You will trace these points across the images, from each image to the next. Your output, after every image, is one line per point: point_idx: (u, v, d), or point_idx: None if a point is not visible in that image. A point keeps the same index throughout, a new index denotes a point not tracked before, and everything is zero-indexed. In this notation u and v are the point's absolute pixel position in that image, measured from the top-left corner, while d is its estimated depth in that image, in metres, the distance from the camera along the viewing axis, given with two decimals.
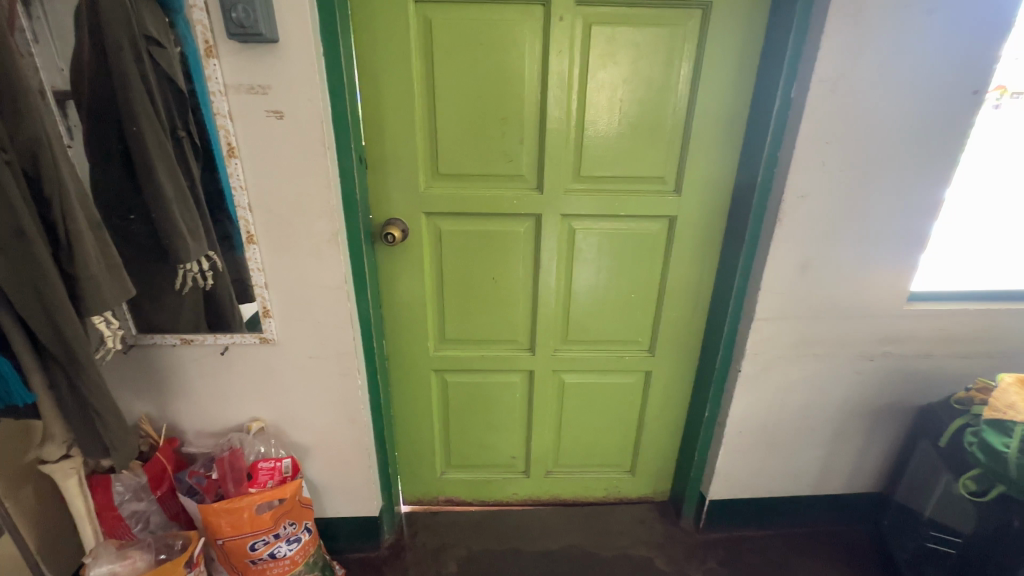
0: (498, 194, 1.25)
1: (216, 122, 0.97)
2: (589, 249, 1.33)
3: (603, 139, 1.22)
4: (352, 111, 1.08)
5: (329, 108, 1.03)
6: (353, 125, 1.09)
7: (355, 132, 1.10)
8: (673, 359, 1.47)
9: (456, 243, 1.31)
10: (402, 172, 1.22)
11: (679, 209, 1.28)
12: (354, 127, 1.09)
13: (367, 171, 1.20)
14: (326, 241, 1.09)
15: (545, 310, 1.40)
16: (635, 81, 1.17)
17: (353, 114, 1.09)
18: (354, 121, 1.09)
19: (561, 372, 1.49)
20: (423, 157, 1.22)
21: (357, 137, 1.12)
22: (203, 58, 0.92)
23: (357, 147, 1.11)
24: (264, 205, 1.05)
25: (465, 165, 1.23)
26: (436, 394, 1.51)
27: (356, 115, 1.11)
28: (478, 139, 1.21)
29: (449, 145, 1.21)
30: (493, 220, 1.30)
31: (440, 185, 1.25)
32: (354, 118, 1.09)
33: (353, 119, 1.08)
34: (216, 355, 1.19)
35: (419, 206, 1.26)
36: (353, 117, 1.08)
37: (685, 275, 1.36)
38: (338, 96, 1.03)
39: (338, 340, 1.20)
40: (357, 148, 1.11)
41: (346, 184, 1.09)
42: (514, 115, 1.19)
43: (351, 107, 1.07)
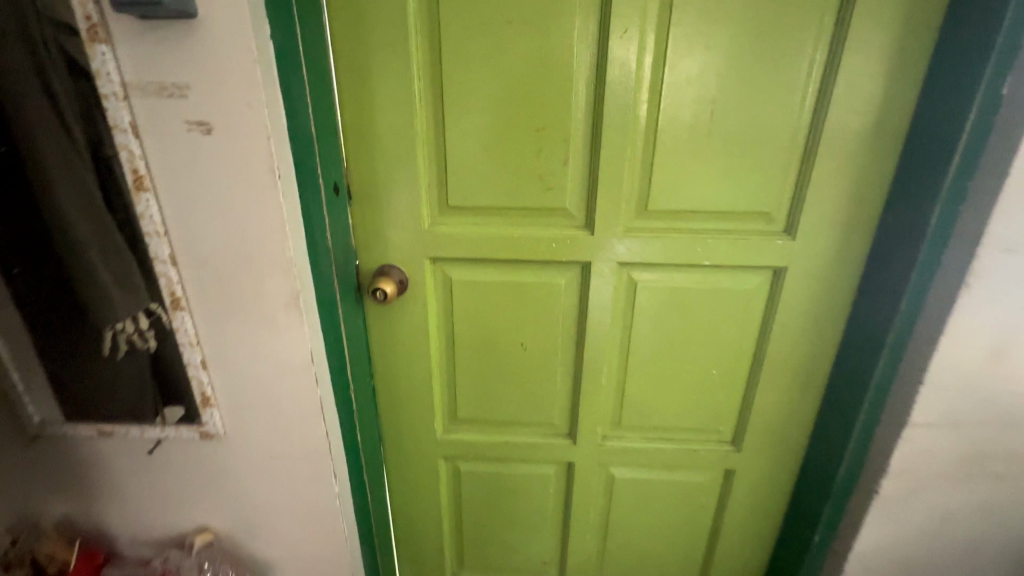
0: (529, 235, 0.90)
1: (114, 140, 0.66)
2: (656, 308, 0.96)
3: (683, 159, 0.85)
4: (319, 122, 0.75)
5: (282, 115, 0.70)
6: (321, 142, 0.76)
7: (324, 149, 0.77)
8: (768, 455, 1.07)
9: (474, 298, 0.97)
10: (398, 204, 0.88)
11: (791, 258, 0.89)
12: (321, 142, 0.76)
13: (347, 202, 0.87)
14: (283, 307, 0.77)
15: (592, 387, 1.03)
16: (737, 75, 0.79)
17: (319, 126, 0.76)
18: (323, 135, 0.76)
19: (610, 464, 1.12)
20: (425, 185, 0.88)
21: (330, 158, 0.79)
22: (86, 44, 0.61)
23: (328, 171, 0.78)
24: (194, 257, 0.73)
25: (484, 198, 0.88)
26: (445, 485, 1.16)
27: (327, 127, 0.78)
28: (502, 159, 0.86)
29: (461, 168, 0.87)
30: (523, 269, 0.94)
31: (449, 221, 0.91)
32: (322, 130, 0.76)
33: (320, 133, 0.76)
34: (145, 451, 0.88)
35: (421, 249, 0.92)
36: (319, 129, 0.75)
37: (793, 346, 0.96)
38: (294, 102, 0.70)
39: (307, 436, 0.87)
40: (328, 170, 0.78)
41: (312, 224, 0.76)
42: (554, 126, 0.83)
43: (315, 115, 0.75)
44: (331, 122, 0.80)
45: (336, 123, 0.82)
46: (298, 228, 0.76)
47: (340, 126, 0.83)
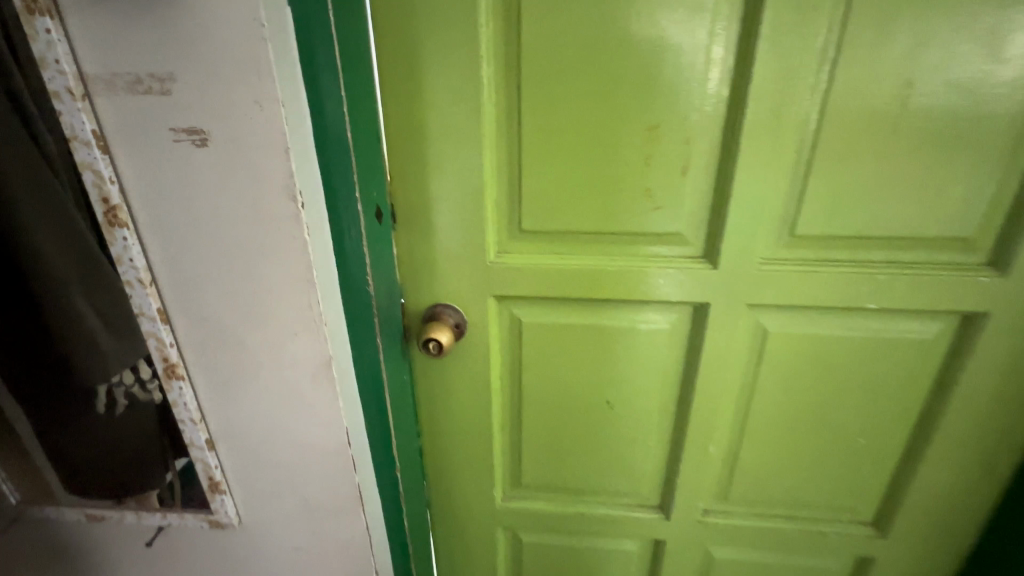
0: (627, 268, 0.68)
1: (73, 157, 0.46)
2: (791, 361, 0.73)
3: (853, 166, 0.61)
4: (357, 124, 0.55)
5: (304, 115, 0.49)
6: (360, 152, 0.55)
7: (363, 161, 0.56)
8: (921, 543, 0.83)
9: (549, 346, 0.76)
10: (457, 231, 0.68)
11: (994, 301, 0.65)
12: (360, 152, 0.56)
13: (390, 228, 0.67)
14: (309, 375, 0.57)
15: (696, 455, 0.81)
16: (951, 46, 0.55)
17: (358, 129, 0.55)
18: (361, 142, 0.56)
19: (711, 544, 0.90)
20: (491, 204, 0.67)
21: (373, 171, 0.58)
22: (22, 17, 0.42)
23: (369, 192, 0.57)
24: (192, 313, 0.54)
25: (570, 220, 0.67)
26: (505, 559, 0.96)
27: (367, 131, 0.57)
28: (597, 169, 0.64)
29: (540, 180, 0.65)
30: (615, 310, 0.72)
31: (521, 250, 0.70)
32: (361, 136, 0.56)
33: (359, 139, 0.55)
34: (142, 540, 0.72)
35: (484, 285, 0.71)
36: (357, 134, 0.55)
37: (978, 413, 0.72)
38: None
39: (342, 527, 0.68)
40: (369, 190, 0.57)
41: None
42: (672, 124, 0.61)
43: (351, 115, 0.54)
44: (373, 124, 0.59)
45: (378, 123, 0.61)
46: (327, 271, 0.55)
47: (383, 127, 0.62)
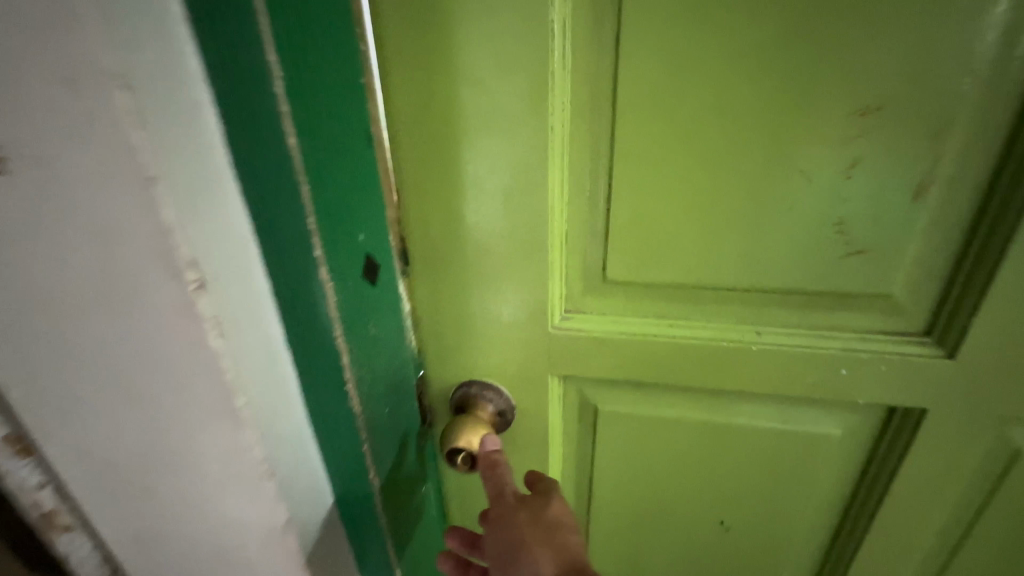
0: (782, 348, 0.41)
1: None
2: None
3: None
4: (336, 120, 0.29)
5: (206, 104, 0.25)
6: (340, 172, 0.30)
7: (348, 185, 0.31)
8: None
9: (640, 448, 0.50)
10: (503, 282, 0.42)
11: None
12: (344, 171, 0.31)
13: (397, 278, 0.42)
14: (257, 543, 0.34)
15: None
16: None
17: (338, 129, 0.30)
18: (344, 152, 0.30)
19: None
20: (560, 241, 0.41)
21: (364, 200, 0.33)
22: None
23: (358, 240, 0.32)
24: (62, 445, 0.32)
25: (691, 269, 0.40)
26: None
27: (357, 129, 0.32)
28: (749, 188, 0.37)
29: (646, 205, 0.39)
30: (753, 406, 0.46)
31: (604, 310, 0.44)
32: (343, 141, 0.30)
33: (338, 149, 0.30)
34: None
35: (545, 360, 0.46)
36: (335, 139, 0.29)
37: None
38: (245, 71, 0.25)
39: None
40: (356, 237, 0.32)
41: (319, 369, 0.33)
42: (908, 105, 0.32)
43: (326, 103, 0.28)
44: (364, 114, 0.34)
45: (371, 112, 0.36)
46: (276, 380, 0.31)
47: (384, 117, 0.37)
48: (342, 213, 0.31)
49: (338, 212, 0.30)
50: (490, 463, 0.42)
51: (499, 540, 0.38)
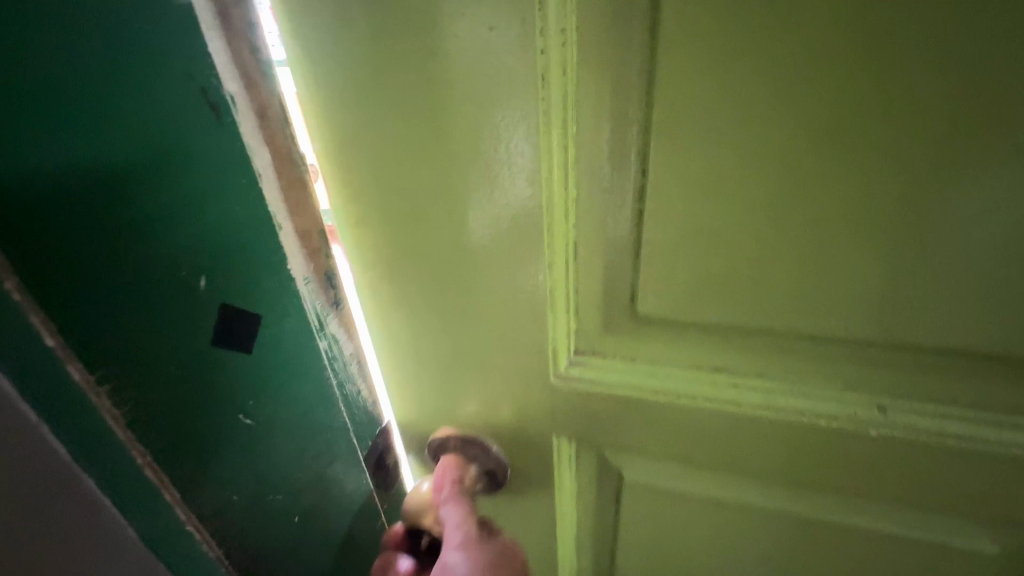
0: (915, 438, 0.26)
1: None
2: None
3: None
4: (78, 128, 0.18)
5: None
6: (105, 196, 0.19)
7: (137, 225, 0.20)
8: None
9: (680, 532, 0.36)
10: (476, 316, 0.27)
11: None
12: (124, 210, 0.19)
13: (314, 315, 0.27)
14: None
15: None
16: None
17: (98, 141, 0.18)
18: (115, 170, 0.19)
19: None
20: (563, 268, 0.26)
21: (204, 250, 0.22)
22: None
23: (197, 289, 0.22)
24: None
25: (774, 312, 0.25)
26: None
27: (155, 140, 0.20)
28: (892, 190, 0.21)
29: (712, 210, 0.23)
30: (863, 499, 0.30)
31: (632, 360, 0.29)
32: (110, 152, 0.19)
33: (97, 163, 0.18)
34: None
35: (543, 420, 0.31)
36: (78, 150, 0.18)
37: None
38: None
39: None
40: (183, 298, 0.22)
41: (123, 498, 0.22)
42: None
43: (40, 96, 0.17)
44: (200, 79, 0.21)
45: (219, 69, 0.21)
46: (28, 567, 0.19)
47: (273, 68, 0.22)
48: (121, 273, 0.20)
49: (105, 257, 0.19)
50: (458, 489, 0.31)
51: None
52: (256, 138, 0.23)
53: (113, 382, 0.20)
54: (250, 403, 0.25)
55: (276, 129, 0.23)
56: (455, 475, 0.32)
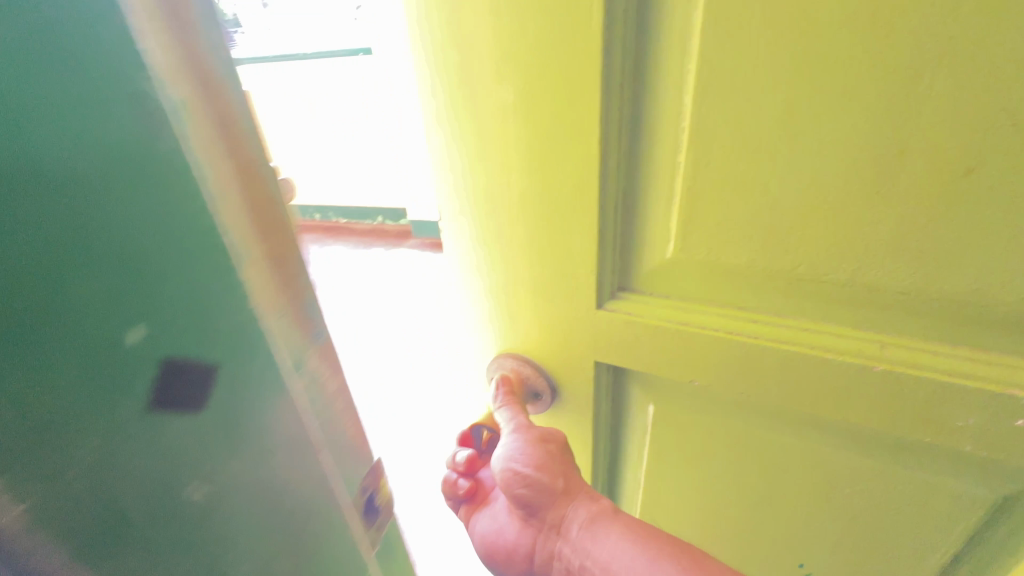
0: (927, 377, 0.26)
1: None
2: None
3: None
4: None
5: None
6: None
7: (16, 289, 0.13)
8: None
9: (711, 468, 0.37)
10: (526, 237, 0.31)
11: None
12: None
13: (293, 356, 0.21)
14: None
15: None
16: None
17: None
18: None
19: None
20: (599, 192, 0.28)
21: (115, 273, 0.14)
22: None
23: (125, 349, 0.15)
24: None
25: (796, 250, 0.26)
26: None
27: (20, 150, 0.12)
28: (876, 121, 0.22)
29: (732, 146, 0.25)
30: (869, 448, 0.30)
31: (670, 296, 0.31)
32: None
33: None
34: None
35: (585, 349, 0.34)
36: None
37: None
38: None
39: None
40: (122, 360, 0.15)
41: None
42: None
43: None
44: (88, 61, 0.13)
45: (156, 72, 0.15)
46: None
47: (218, 38, 0.16)
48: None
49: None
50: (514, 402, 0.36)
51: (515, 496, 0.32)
52: (218, 155, 0.16)
53: (50, 454, 0.14)
54: (201, 472, 0.18)
55: (236, 126, 0.17)
56: (513, 388, 0.36)
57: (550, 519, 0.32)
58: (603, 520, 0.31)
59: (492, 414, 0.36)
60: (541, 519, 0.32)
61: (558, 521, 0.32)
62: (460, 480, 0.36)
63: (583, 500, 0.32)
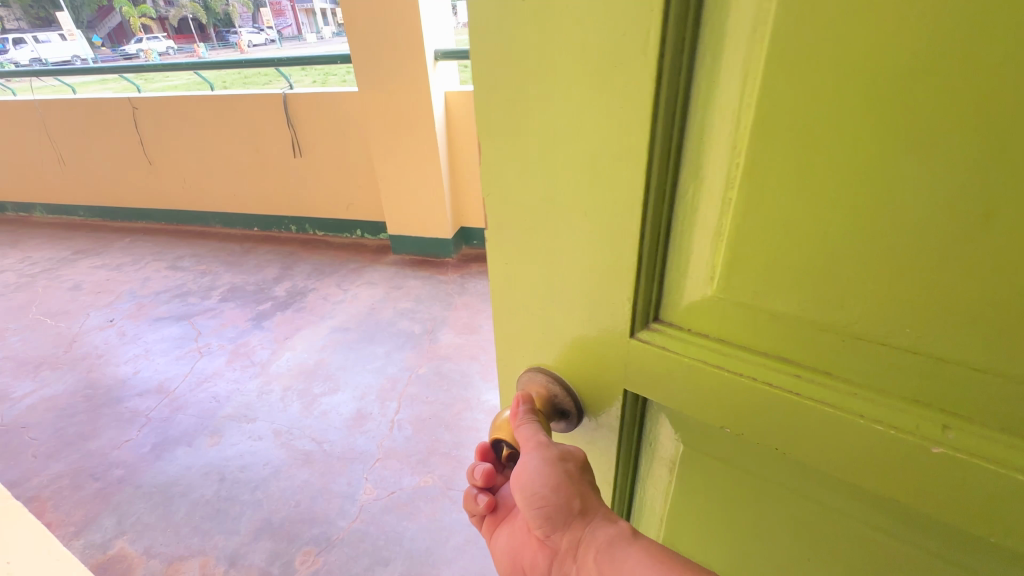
0: (993, 479, 0.22)
1: None
2: None
3: None
4: None
5: None
6: None
7: None
8: None
9: (738, 518, 0.35)
10: (569, 259, 0.31)
11: None
12: None
13: None
14: None
15: None
16: None
17: None
18: None
19: None
20: (639, 214, 0.27)
21: None
22: None
23: None
24: None
25: (853, 306, 0.23)
26: None
27: None
28: (959, 177, 0.19)
29: (786, 186, 0.23)
30: (919, 530, 0.27)
31: (707, 335, 0.29)
32: None
33: None
34: None
35: (617, 379, 0.33)
36: None
37: None
38: None
39: None
40: None
41: None
42: None
43: None
44: None
45: None
46: None
47: None
48: None
49: None
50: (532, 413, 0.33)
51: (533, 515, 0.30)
52: None
53: None
54: None
55: None
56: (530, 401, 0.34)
57: (567, 541, 0.29)
58: (620, 544, 0.28)
59: (507, 427, 0.33)
60: (557, 541, 0.30)
61: (576, 543, 0.29)
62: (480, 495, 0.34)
63: (601, 522, 0.29)
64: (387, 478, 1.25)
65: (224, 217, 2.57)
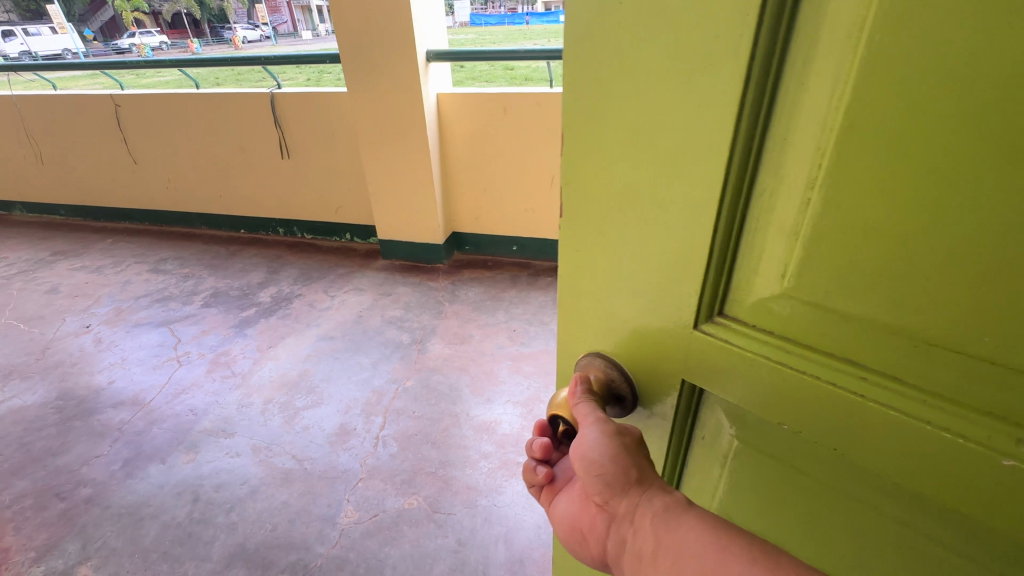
0: None
1: None
2: None
3: None
4: None
5: None
6: None
7: None
8: None
9: (788, 517, 0.35)
10: (643, 244, 0.31)
11: None
12: None
13: None
14: None
15: None
16: None
17: None
18: None
19: None
20: (714, 205, 0.27)
21: None
22: None
23: None
24: None
25: (929, 311, 0.23)
26: None
27: None
28: None
29: (863, 187, 0.23)
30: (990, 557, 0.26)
31: (774, 333, 0.29)
32: None
33: None
34: None
35: (680, 366, 0.34)
36: None
37: None
38: None
39: None
40: None
41: None
42: None
43: None
44: None
45: None
46: None
47: None
48: None
49: None
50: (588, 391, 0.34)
51: (591, 479, 0.30)
52: None
53: None
54: None
55: None
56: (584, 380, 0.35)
57: (626, 505, 0.29)
58: (678, 510, 0.28)
59: (563, 403, 0.34)
60: (614, 506, 0.29)
61: (635, 508, 0.29)
62: (538, 465, 0.34)
63: (657, 491, 0.29)
64: (370, 499, 1.20)
65: (209, 219, 2.51)
